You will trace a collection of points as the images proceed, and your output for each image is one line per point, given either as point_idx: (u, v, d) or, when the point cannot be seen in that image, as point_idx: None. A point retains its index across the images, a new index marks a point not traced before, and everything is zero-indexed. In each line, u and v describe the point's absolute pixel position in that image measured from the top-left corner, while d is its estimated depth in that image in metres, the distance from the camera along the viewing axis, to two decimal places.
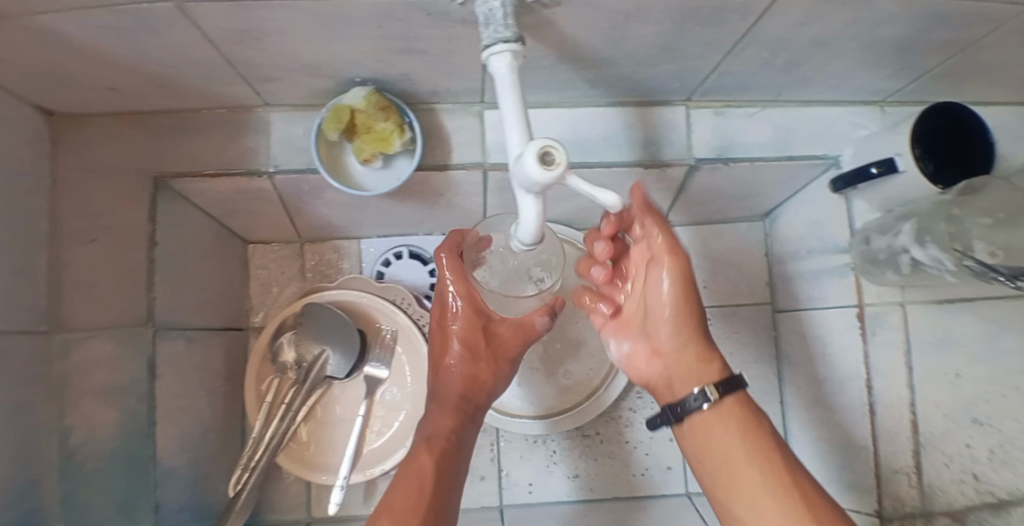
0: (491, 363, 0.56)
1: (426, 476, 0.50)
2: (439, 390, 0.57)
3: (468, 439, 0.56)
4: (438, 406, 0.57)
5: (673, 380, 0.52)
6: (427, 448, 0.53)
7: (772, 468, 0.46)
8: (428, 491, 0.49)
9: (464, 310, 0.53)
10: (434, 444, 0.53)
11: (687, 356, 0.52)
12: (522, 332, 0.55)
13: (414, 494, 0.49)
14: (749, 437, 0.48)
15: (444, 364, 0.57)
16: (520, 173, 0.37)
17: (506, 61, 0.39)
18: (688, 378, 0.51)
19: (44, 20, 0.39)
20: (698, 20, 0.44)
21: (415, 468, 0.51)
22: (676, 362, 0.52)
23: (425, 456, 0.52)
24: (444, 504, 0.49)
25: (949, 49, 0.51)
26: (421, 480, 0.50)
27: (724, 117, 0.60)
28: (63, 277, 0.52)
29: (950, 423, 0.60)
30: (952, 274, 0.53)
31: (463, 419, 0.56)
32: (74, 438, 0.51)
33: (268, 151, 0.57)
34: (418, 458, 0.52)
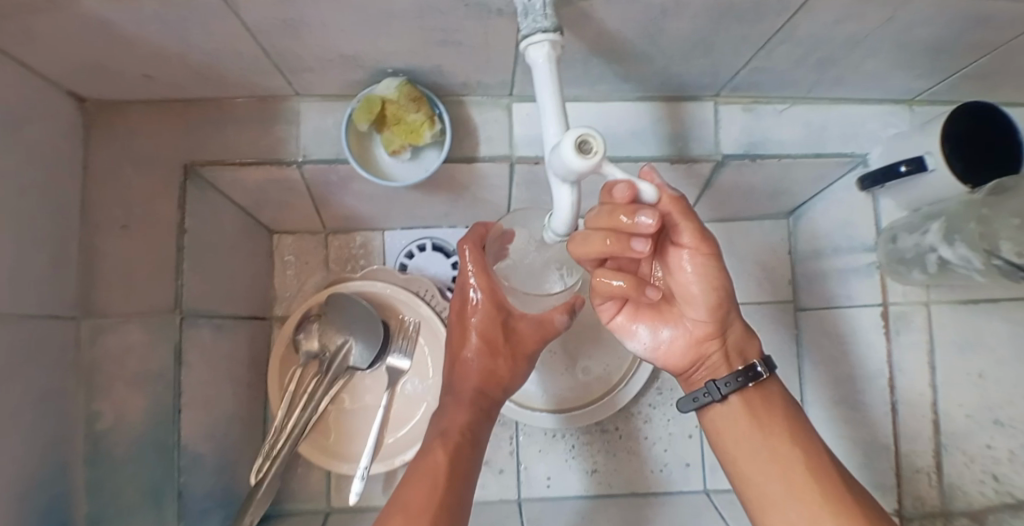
0: (510, 359, 0.55)
1: (441, 473, 0.48)
2: (455, 383, 0.56)
3: (484, 434, 0.54)
4: (454, 399, 0.55)
5: (714, 367, 0.49)
6: (442, 443, 0.51)
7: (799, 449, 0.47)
8: (443, 489, 0.47)
9: (484, 303, 0.53)
10: (450, 438, 0.52)
11: (733, 333, 0.49)
12: (541, 329, 0.54)
13: (430, 491, 0.47)
14: (782, 417, 0.48)
15: (462, 357, 0.56)
16: (557, 161, 0.37)
17: (545, 51, 0.40)
18: (730, 362, 0.49)
19: (88, 8, 0.40)
20: (737, 15, 0.44)
21: (429, 464, 0.49)
22: (715, 349, 0.49)
23: (439, 452, 0.50)
24: (459, 501, 0.48)
25: (983, 49, 0.51)
26: (435, 477, 0.48)
27: (754, 114, 0.60)
28: (95, 265, 0.54)
29: (972, 424, 0.61)
30: (980, 274, 0.54)
31: (479, 414, 0.55)
32: (101, 424, 0.52)
33: (298, 142, 0.57)
34: (433, 453, 0.50)
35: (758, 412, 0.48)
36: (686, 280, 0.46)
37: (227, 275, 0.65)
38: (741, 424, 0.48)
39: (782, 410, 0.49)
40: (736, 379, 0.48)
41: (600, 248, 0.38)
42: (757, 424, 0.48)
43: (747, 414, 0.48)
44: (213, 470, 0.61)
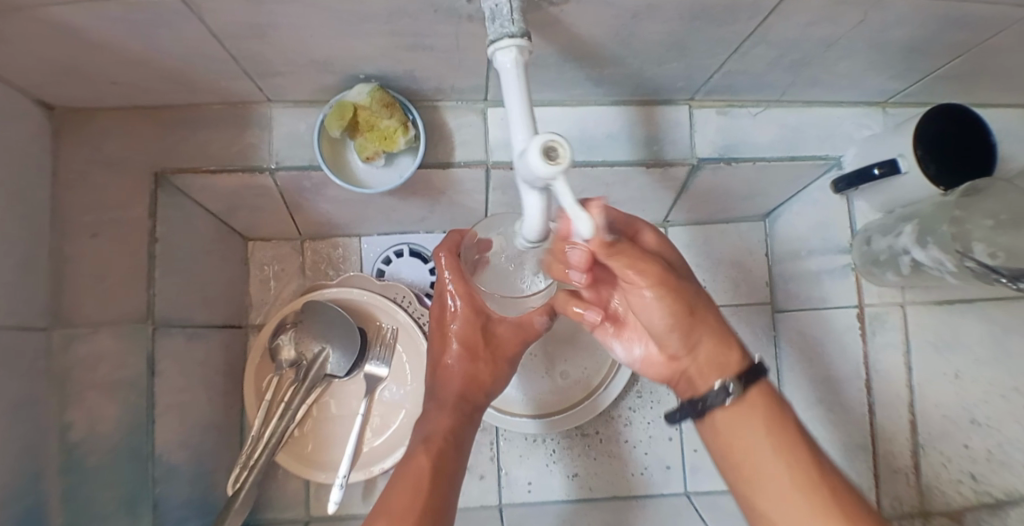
0: (491, 363, 0.55)
1: (422, 480, 0.47)
2: (437, 389, 0.55)
3: (467, 440, 0.53)
4: (438, 407, 0.54)
5: (694, 381, 0.48)
6: (423, 450, 0.50)
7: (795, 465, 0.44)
8: (423, 496, 0.46)
9: (463, 309, 0.53)
10: (433, 444, 0.50)
11: (703, 349, 0.46)
12: (522, 333, 0.55)
13: (412, 498, 0.45)
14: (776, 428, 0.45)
15: (443, 363, 0.56)
16: (525, 167, 0.36)
17: (512, 56, 0.39)
18: (711, 373, 0.46)
19: (52, 12, 0.39)
20: (708, 19, 0.44)
21: (411, 471, 0.48)
22: (689, 361, 0.47)
23: (420, 458, 0.49)
24: (442, 508, 0.46)
25: (954, 51, 0.51)
26: (416, 483, 0.47)
27: (728, 117, 0.61)
28: (64, 272, 0.53)
29: (950, 424, 0.62)
30: (953, 275, 0.55)
31: (462, 420, 0.54)
32: (74, 434, 0.51)
33: (271, 148, 0.57)
34: (415, 460, 0.49)
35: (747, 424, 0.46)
36: (642, 308, 0.45)
37: (202, 282, 0.65)
38: (732, 437, 0.46)
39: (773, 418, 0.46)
40: (721, 391, 0.46)
41: (557, 270, 0.44)
42: (751, 438, 0.45)
43: (736, 426, 0.46)
44: (189, 479, 0.60)
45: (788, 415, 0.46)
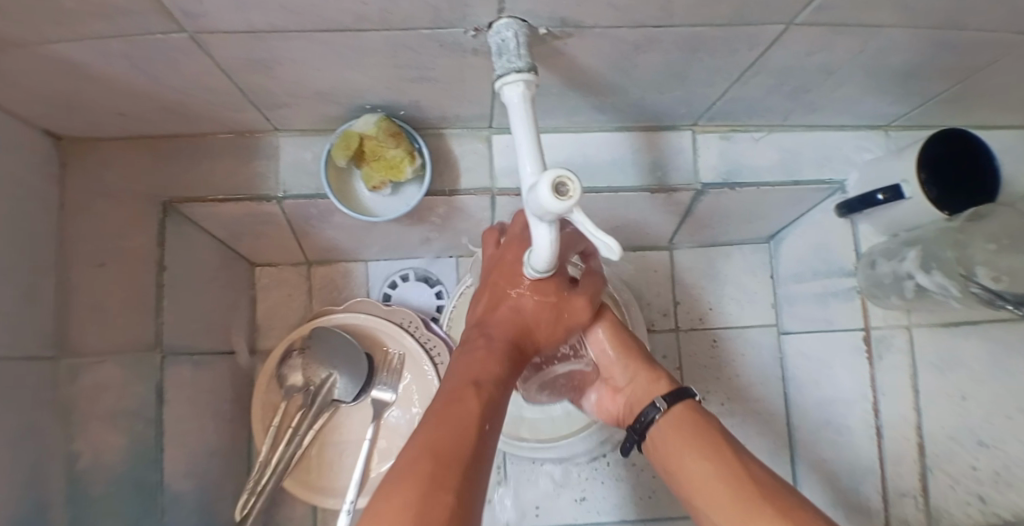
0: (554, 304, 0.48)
1: (437, 470, 0.36)
2: (489, 325, 0.47)
3: (512, 382, 0.46)
4: (487, 344, 0.46)
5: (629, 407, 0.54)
6: (453, 423, 0.39)
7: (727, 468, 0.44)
8: (452, 480, 0.36)
9: (519, 246, 0.48)
10: (481, 387, 0.43)
11: (640, 382, 0.54)
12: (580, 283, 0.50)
13: (434, 475, 0.35)
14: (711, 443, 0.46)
15: (495, 301, 0.49)
16: (534, 201, 0.37)
17: (519, 90, 0.39)
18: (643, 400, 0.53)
19: (58, 49, 0.39)
20: (710, 49, 0.44)
21: (426, 463, 0.36)
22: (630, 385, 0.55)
23: (444, 425, 0.39)
24: (470, 500, 0.36)
25: (953, 76, 0.52)
26: (439, 469, 0.36)
27: (731, 141, 0.61)
28: (72, 301, 0.53)
29: (956, 447, 0.67)
30: (957, 300, 0.58)
31: (499, 369, 0.46)
32: (81, 463, 0.51)
33: (278, 176, 0.57)
34: (436, 438, 0.38)
35: (683, 430, 0.48)
36: (600, 345, 0.56)
37: (207, 309, 0.65)
38: (672, 439, 0.48)
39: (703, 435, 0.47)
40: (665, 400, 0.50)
41: None
42: (687, 442, 0.47)
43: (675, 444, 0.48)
44: (194, 506, 0.60)
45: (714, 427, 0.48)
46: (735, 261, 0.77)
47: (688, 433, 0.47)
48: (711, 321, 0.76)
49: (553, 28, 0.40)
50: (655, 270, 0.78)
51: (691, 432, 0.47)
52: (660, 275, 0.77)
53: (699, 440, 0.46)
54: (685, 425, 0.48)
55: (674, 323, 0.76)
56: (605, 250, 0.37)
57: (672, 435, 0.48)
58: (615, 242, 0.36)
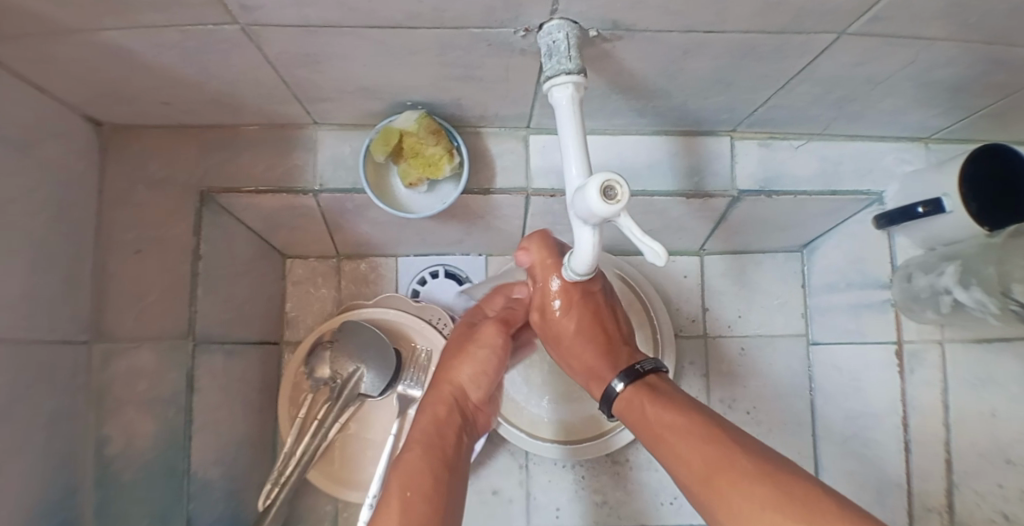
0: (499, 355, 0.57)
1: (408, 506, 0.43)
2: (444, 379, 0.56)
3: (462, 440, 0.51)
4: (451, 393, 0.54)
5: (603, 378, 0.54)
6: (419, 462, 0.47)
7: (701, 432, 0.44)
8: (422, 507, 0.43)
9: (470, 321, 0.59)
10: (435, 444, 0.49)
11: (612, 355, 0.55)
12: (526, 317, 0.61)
13: (418, 504, 0.43)
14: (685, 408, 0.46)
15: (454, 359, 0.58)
16: (580, 204, 0.37)
17: (568, 92, 0.40)
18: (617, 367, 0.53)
19: (107, 36, 0.39)
20: (759, 56, 0.44)
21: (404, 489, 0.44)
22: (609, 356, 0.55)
23: (423, 457, 0.47)
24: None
25: (1001, 91, 0.51)
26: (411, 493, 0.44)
27: (769, 149, 0.61)
28: (106, 289, 0.53)
29: (985, 463, 0.66)
30: (994, 317, 0.58)
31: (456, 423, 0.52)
32: (110, 449, 0.51)
33: (315, 170, 0.58)
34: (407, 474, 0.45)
35: (654, 400, 0.48)
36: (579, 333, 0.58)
37: (241, 299, 0.65)
38: (643, 411, 0.48)
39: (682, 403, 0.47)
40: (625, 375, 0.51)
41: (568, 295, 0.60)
42: (656, 412, 0.47)
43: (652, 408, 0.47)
44: (221, 496, 0.61)
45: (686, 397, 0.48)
46: (767, 267, 0.78)
47: (658, 404, 0.47)
48: (738, 329, 0.77)
49: (604, 31, 0.39)
50: (685, 276, 0.78)
51: (663, 404, 0.47)
52: (689, 281, 0.78)
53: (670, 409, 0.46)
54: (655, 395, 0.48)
55: (703, 329, 0.77)
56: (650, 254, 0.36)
57: (644, 408, 0.48)
58: (660, 245, 0.35)
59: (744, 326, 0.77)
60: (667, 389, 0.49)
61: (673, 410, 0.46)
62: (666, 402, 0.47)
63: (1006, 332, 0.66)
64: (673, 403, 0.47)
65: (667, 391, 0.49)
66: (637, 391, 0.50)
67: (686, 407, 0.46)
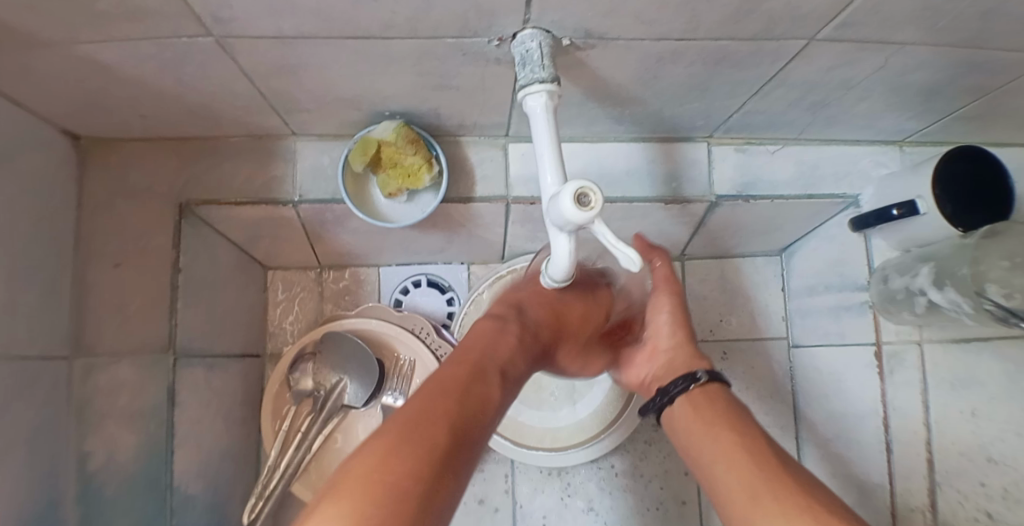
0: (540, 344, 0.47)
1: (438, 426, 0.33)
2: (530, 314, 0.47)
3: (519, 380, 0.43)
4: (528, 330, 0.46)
5: (657, 375, 0.51)
6: (432, 423, 0.32)
7: (741, 438, 0.41)
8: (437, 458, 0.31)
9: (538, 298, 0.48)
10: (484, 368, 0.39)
11: (682, 350, 0.51)
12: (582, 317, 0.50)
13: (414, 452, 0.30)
14: (731, 420, 0.43)
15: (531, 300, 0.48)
16: (555, 211, 0.37)
17: (542, 101, 0.40)
18: (673, 375, 0.50)
19: (83, 48, 0.39)
20: (733, 62, 0.44)
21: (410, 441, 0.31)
22: (669, 356, 0.52)
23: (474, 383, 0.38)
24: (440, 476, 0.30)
25: (973, 94, 0.52)
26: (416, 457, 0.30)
27: (747, 154, 0.61)
28: (87, 302, 0.53)
29: (967, 462, 0.68)
30: (969, 317, 0.59)
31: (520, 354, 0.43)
32: (93, 462, 0.51)
33: (295, 181, 0.58)
34: (403, 434, 0.31)
35: (705, 408, 0.45)
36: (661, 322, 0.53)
37: (223, 311, 0.65)
38: (689, 419, 0.45)
39: (726, 413, 0.44)
40: (681, 382, 0.48)
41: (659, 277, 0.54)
42: (699, 417, 0.45)
43: (696, 416, 0.45)
44: (205, 510, 0.60)
45: (737, 413, 0.44)
46: (749, 272, 0.79)
47: (710, 413, 0.44)
48: (721, 333, 0.78)
49: (577, 39, 0.40)
50: None
51: (715, 413, 0.44)
52: None
53: (719, 419, 0.43)
54: (708, 401, 0.45)
55: None
56: (625, 261, 0.36)
57: (690, 415, 0.46)
58: (634, 252, 0.36)
59: (727, 330, 0.78)
60: (726, 400, 0.45)
61: (720, 419, 0.43)
62: (717, 410, 0.44)
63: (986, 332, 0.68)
64: (724, 414, 0.44)
65: (724, 399, 0.45)
66: (691, 394, 0.47)
67: (739, 422, 0.43)
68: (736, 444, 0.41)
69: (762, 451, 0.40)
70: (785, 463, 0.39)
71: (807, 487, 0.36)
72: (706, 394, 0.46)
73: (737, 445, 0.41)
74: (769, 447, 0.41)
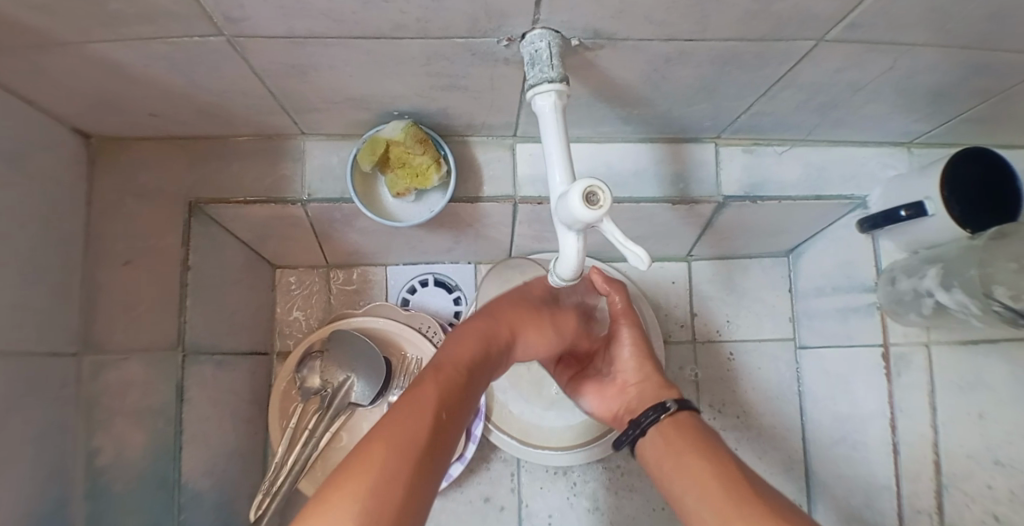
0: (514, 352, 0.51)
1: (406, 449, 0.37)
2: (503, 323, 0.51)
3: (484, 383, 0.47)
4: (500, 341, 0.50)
5: (629, 409, 0.52)
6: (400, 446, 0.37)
7: (714, 467, 0.41)
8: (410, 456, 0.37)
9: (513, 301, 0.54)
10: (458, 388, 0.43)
11: (649, 383, 0.52)
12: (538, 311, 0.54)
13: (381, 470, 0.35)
14: (703, 450, 0.43)
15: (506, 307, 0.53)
16: (564, 210, 0.37)
17: (552, 100, 0.40)
18: (643, 406, 0.50)
19: (94, 48, 0.40)
20: (739, 63, 0.45)
21: (375, 463, 0.35)
22: (637, 390, 0.52)
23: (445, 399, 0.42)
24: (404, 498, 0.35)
25: (981, 96, 0.52)
26: (385, 467, 0.35)
27: (754, 155, 0.61)
28: (98, 300, 0.54)
29: (973, 464, 0.67)
30: (976, 318, 0.59)
31: (489, 362, 0.48)
32: (101, 460, 0.52)
33: (304, 180, 0.58)
34: (370, 462, 0.35)
35: (677, 436, 0.45)
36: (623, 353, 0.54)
37: (233, 310, 0.66)
38: (660, 452, 0.45)
39: (696, 441, 0.44)
40: (652, 412, 0.47)
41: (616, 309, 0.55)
42: (667, 449, 0.44)
43: (667, 447, 0.45)
44: (212, 506, 0.60)
45: (708, 439, 0.44)
46: (754, 273, 0.79)
47: (680, 442, 0.44)
48: (727, 333, 0.78)
49: (586, 39, 0.40)
50: (674, 281, 0.79)
51: (685, 441, 0.44)
52: (678, 287, 0.79)
53: (692, 446, 0.43)
54: (679, 430, 0.45)
55: (692, 334, 0.78)
56: (633, 260, 0.36)
57: (659, 449, 0.45)
58: (642, 250, 0.36)
59: (734, 330, 0.78)
60: (696, 428, 0.46)
61: (693, 446, 0.43)
62: (686, 439, 0.44)
63: (992, 334, 0.68)
64: (694, 443, 0.44)
65: (693, 426, 0.45)
66: (661, 425, 0.46)
67: (709, 450, 0.43)
68: (709, 473, 0.41)
69: (736, 478, 0.40)
70: (760, 490, 0.39)
71: (779, 511, 0.37)
72: (676, 422, 0.46)
73: (710, 475, 0.40)
74: (744, 475, 0.41)
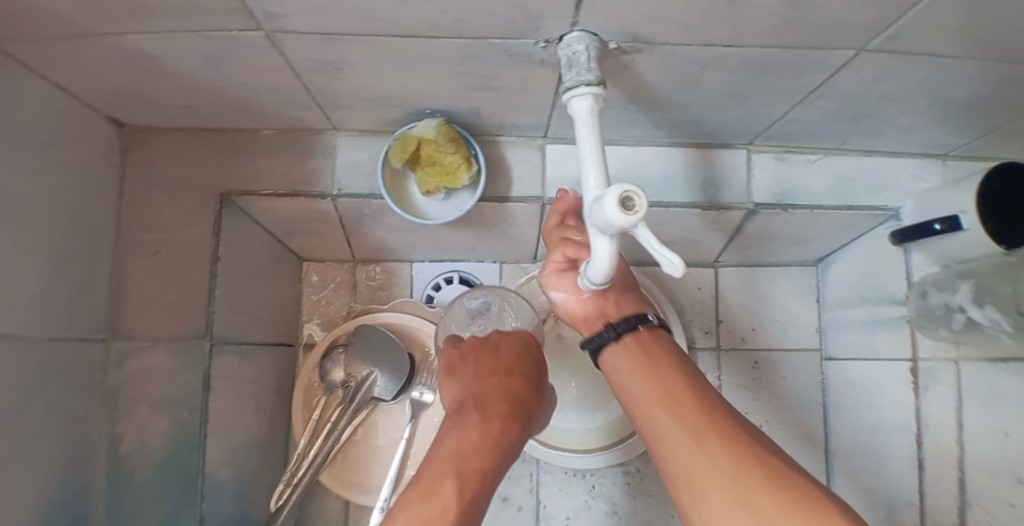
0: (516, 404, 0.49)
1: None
2: (496, 375, 0.51)
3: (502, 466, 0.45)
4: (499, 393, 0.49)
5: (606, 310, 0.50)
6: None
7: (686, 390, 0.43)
8: None
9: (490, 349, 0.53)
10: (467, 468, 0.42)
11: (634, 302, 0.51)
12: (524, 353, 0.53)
13: None
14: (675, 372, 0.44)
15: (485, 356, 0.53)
16: (598, 214, 0.37)
17: (587, 104, 0.40)
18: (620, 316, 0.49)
19: (130, 40, 0.40)
20: (775, 71, 0.44)
21: None
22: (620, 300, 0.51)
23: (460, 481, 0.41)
24: None
25: (1016, 110, 0.51)
26: None
27: (786, 163, 0.61)
28: (123, 288, 0.54)
29: (996, 482, 0.65)
30: (1009, 336, 0.59)
31: (503, 427, 0.47)
32: (125, 446, 0.52)
33: (333, 175, 0.58)
34: None
35: (650, 358, 0.46)
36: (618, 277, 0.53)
37: (258, 301, 0.66)
38: (632, 372, 0.45)
39: (669, 364, 0.45)
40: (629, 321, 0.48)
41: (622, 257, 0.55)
42: (638, 367, 0.45)
43: (639, 367, 0.45)
44: (232, 496, 0.61)
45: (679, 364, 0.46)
46: (779, 281, 0.78)
47: (654, 365, 0.45)
48: (750, 341, 0.78)
49: (624, 43, 0.40)
50: (698, 287, 0.78)
51: (659, 364, 0.45)
52: (704, 292, 0.78)
53: (663, 369, 0.44)
54: (652, 352, 0.46)
55: (715, 341, 0.78)
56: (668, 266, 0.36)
57: (627, 368, 0.46)
58: (678, 256, 0.35)
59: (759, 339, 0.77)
60: (669, 351, 0.47)
61: (666, 370, 0.44)
62: (660, 363, 0.45)
63: None
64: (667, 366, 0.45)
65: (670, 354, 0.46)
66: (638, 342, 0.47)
67: (684, 375, 0.44)
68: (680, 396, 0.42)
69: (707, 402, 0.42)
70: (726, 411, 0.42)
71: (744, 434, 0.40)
72: (649, 344, 0.47)
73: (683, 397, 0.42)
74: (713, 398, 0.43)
